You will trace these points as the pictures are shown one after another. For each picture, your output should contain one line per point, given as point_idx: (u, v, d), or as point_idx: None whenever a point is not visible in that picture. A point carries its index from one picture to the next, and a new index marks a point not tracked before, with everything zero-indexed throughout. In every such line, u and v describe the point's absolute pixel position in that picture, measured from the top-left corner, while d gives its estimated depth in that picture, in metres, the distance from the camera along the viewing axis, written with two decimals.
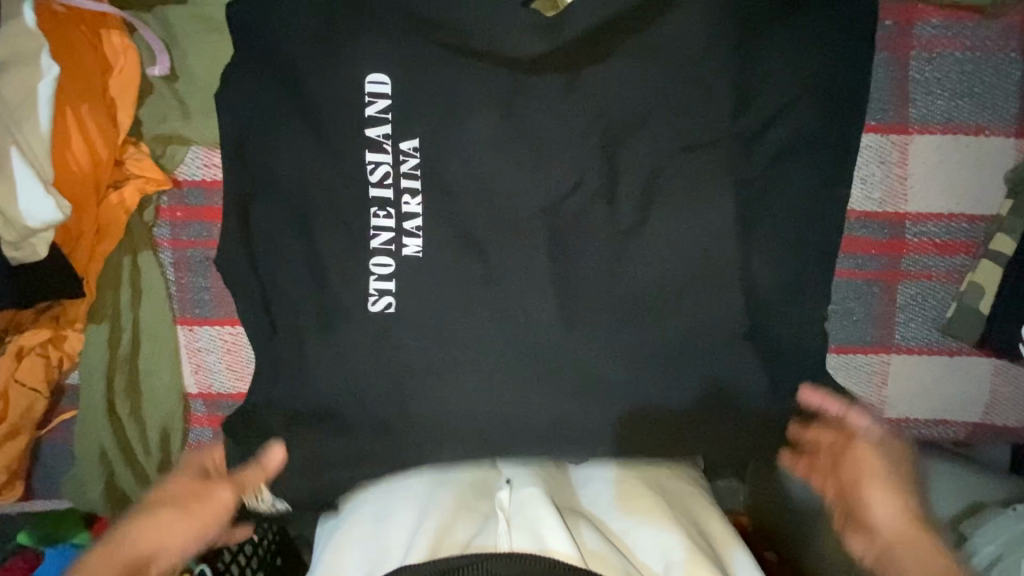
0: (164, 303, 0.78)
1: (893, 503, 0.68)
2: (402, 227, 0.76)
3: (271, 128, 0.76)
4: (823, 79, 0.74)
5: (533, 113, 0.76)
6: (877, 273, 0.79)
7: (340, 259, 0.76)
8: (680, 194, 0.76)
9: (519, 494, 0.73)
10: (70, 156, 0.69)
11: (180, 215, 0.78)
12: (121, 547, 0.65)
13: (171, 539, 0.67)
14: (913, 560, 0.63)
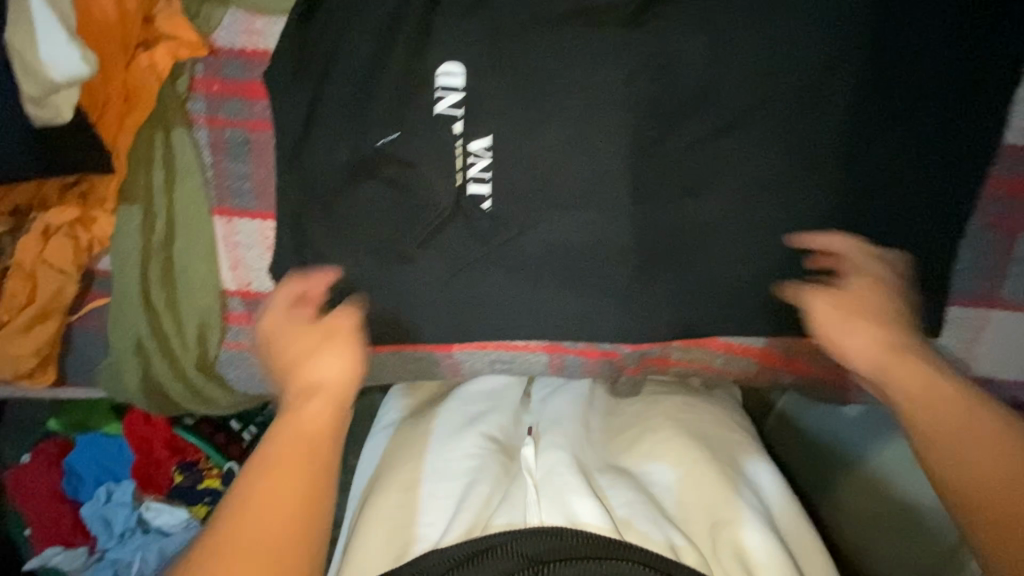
0: (200, 190, 0.70)
1: (871, 336, 0.57)
2: (468, 148, 0.70)
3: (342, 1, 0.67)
4: None
5: (629, 16, 0.69)
6: (1002, 219, 0.71)
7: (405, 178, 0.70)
8: (782, 115, 0.69)
9: (542, 454, 0.65)
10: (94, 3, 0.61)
11: (217, 89, 0.68)
12: (256, 469, 0.47)
13: (286, 440, 0.48)
14: (957, 422, 0.48)
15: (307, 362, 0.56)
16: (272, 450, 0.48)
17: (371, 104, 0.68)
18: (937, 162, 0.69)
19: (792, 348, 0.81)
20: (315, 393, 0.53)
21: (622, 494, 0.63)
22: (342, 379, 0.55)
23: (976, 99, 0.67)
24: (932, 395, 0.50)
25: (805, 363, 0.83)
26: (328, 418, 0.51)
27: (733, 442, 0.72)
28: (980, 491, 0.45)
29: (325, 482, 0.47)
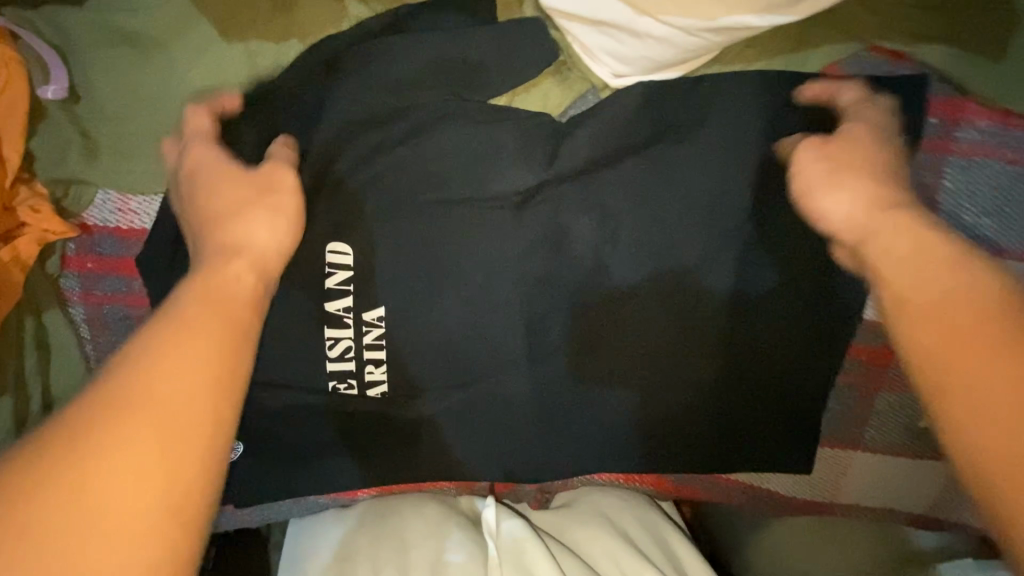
0: (78, 368, 0.67)
1: (869, 207, 0.53)
2: (360, 317, 0.70)
3: None
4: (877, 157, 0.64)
5: (523, 185, 0.69)
6: (858, 378, 0.77)
7: (301, 347, 0.71)
8: (670, 286, 0.72)
9: (507, 530, 0.80)
10: None
11: (90, 266, 0.65)
12: (160, 356, 0.40)
13: (199, 312, 0.44)
14: (944, 314, 0.43)
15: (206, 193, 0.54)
16: (157, 380, 0.39)
17: (262, 281, 0.68)
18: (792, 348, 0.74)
19: (682, 479, 0.89)
20: (242, 249, 0.51)
21: (609, 564, 0.80)
22: (279, 213, 0.56)
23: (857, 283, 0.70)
24: (919, 284, 0.45)
25: (696, 490, 0.90)
26: (235, 330, 0.44)
27: (657, 530, 0.86)
28: (977, 425, 0.39)
29: (225, 433, 0.41)
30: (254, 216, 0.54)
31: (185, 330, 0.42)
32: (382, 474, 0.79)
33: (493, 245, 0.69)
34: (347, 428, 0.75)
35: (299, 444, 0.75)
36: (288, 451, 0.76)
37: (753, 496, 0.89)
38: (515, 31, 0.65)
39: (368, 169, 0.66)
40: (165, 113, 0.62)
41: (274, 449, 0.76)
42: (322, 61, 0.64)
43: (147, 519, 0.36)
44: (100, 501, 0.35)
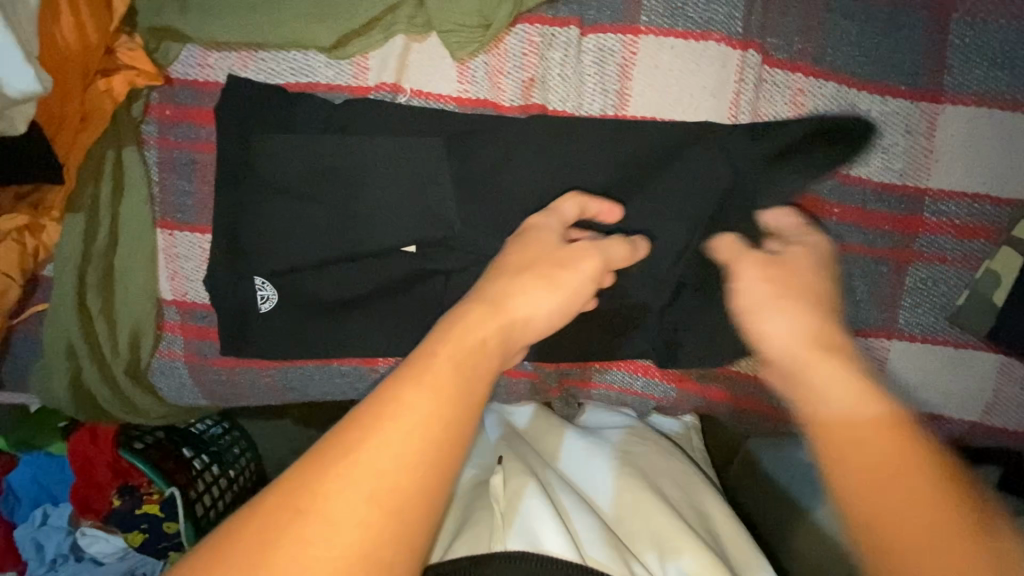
0: (146, 204, 0.76)
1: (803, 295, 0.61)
2: (394, 165, 0.74)
3: (279, 35, 0.72)
4: (883, 17, 0.69)
5: (549, 49, 0.74)
6: (886, 252, 0.74)
7: (333, 195, 0.75)
8: (688, 147, 0.73)
9: (510, 481, 0.67)
10: (57, 32, 0.66)
11: (169, 114, 0.75)
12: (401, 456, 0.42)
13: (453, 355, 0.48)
14: (885, 475, 0.46)
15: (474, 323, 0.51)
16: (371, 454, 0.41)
17: (304, 129, 0.74)
18: (829, 221, 0.74)
19: (710, 377, 0.83)
20: None
21: (646, 529, 0.67)
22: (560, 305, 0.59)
23: (875, 149, 0.72)
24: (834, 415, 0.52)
25: (727, 393, 0.84)
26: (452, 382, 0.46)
27: (695, 490, 0.74)
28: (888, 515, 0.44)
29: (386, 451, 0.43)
30: (521, 303, 0.56)
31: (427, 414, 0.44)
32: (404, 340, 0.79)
33: (522, 107, 0.76)
34: (370, 285, 0.78)
35: (327, 299, 0.78)
36: (314, 305, 0.78)
37: (786, 399, 0.82)
38: None
39: (411, 30, 0.74)
40: None
41: (302, 303, 0.78)
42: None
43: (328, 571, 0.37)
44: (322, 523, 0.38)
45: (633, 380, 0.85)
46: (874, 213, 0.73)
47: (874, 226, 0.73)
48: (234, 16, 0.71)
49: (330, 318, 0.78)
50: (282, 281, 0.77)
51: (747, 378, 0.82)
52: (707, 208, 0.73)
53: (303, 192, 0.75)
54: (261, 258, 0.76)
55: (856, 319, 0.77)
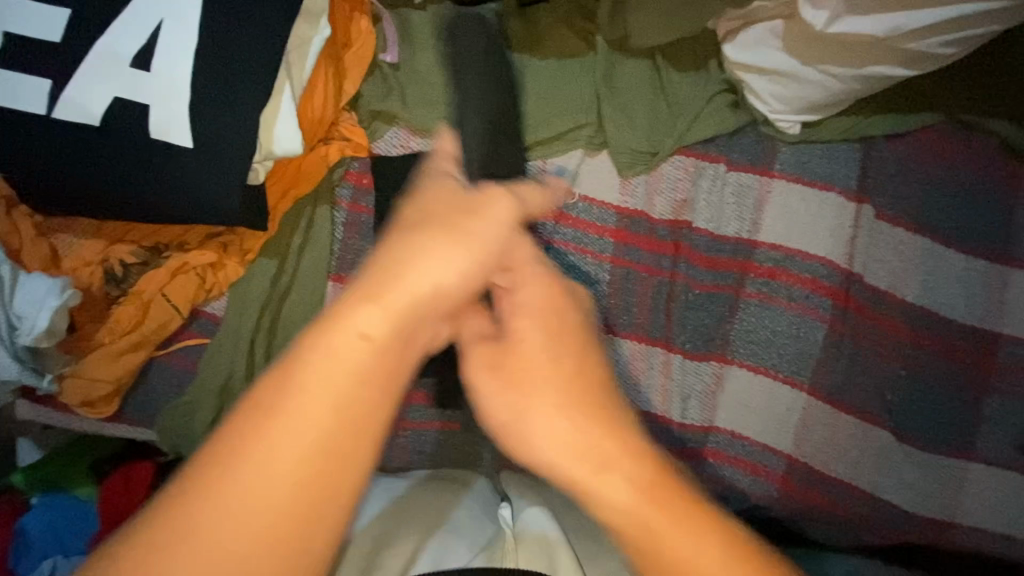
0: (326, 258, 0.81)
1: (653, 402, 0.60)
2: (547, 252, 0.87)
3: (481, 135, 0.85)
4: (965, 193, 0.87)
5: (699, 178, 0.88)
6: (967, 380, 0.86)
7: None
8: (804, 272, 0.88)
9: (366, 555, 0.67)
10: (307, 106, 0.77)
11: (366, 182, 0.83)
12: (259, 461, 0.37)
13: (373, 362, 0.40)
14: None
15: (423, 269, 0.45)
16: (248, 460, 0.37)
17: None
18: (918, 349, 0.87)
19: (809, 479, 0.87)
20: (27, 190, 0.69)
21: None
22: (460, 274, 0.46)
23: (957, 297, 0.87)
24: None
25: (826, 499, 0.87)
26: (378, 371, 0.41)
27: None
28: None
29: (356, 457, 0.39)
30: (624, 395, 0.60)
31: (288, 415, 0.38)
32: None
33: (670, 222, 0.88)
34: None
35: None
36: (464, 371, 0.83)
37: (875, 504, 0.86)
38: (698, 81, 0.88)
39: (587, 146, 0.88)
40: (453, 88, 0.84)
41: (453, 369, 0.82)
42: (560, 66, 0.87)
43: (252, 537, 0.36)
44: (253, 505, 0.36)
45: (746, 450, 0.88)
46: (956, 346, 0.87)
47: (955, 359, 0.86)
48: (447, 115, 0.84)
49: None
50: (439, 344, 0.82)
51: (841, 488, 0.87)
52: (810, 326, 0.88)
53: None
54: None
55: (940, 438, 0.86)
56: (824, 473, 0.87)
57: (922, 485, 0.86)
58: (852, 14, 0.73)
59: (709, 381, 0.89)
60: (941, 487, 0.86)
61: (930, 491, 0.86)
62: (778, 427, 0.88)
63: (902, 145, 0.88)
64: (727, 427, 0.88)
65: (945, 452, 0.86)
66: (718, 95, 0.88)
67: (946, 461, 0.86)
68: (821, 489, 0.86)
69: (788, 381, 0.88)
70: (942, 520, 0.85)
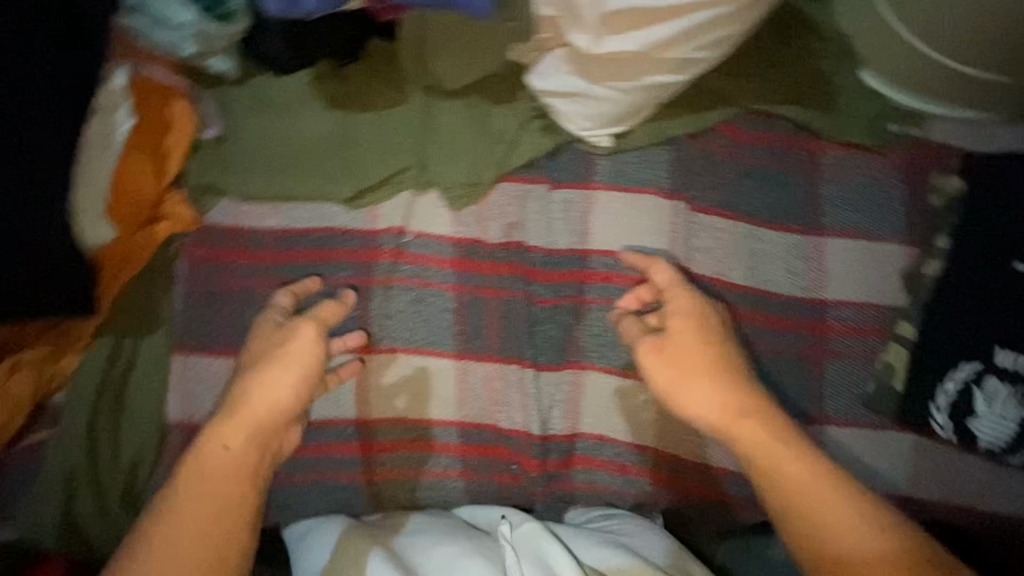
0: (168, 333, 0.84)
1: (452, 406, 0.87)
2: (390, 290, 0.89)
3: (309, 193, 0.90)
4: (770, 177, 0.94)
5: (525, 202, 0.94)
6: (804, 349, 0.91)
7: (345, 319, 0.88)
8: (637, 272, 0.93)
9: None
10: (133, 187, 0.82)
11: (201, 253, 0.86)
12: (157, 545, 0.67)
13: (222, 462, 0.72)
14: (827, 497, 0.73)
15: (267, 392, 0.76)
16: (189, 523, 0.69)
17: (327, 268, 0.89)
18: (754, 328, 0.91)
19: (676, 467, 0.92)
20: None
21: None
22: None
23: (780, 273, 0.92)
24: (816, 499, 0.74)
25: (691, 482, 0.93)
26: (239, 468, 0.73)
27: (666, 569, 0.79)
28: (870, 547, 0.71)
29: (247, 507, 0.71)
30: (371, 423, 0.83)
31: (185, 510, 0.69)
32: (406, 446, 0.89)
33: (505, 245, 0.93)
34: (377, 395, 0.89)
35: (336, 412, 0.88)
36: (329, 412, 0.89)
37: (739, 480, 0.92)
38: (509, 111, 0.94)
39: (414, 186, 0.92)
40: (276, 153, 0.90)
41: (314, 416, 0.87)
42: (378, 116, 0.93)
43: None
44: (171, 531, 0.68)
45: (614, 452, 0.93)
46: (788, 318, 0.91)
47: (789, 331, 0.91)
48: (272, 181, 0.89)
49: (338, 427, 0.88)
50: None
51: (707, 469, 0.93)
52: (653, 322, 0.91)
53: (322, 318, 0.88)
54: None
55: (787, 408, 0.91)
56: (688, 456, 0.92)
57: None
58: (611, 36, 0.79)
59: (569, 389, 0.93)
60: None
61: None
62: (639, 421, 0.93)
63: (706, 143, 0.95)
64: (593, 432, 0.93)
65: (794, 420, 0.91)
66: (531, 121, 0.95)
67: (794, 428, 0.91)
68: (689, 474, 0.92)
69: (638, 377, 0.92)
70: None
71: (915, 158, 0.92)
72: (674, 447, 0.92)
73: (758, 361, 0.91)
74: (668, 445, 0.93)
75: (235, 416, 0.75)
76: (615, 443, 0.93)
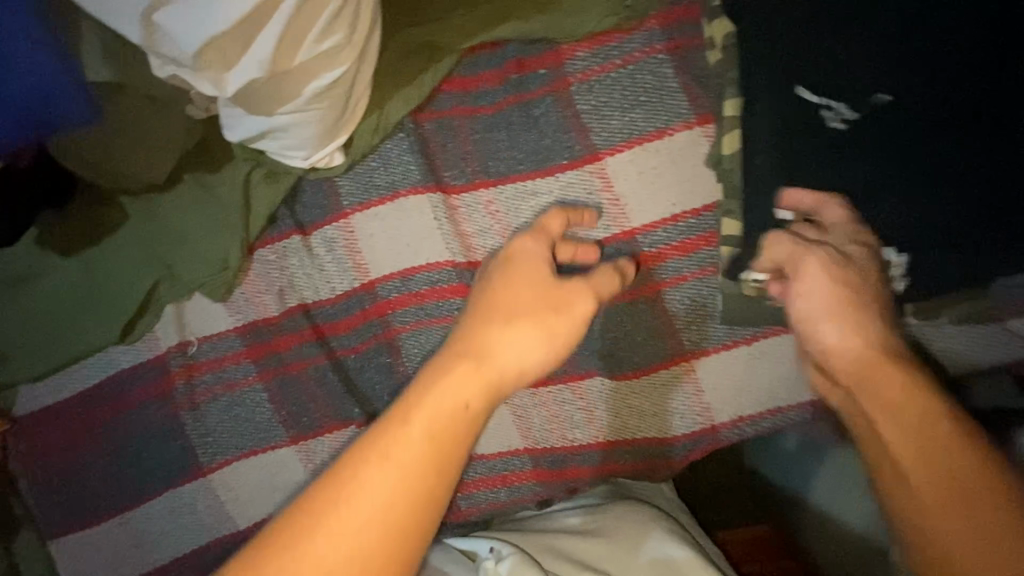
0: (33, 530, 0.88)
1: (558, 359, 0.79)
2: (200, 404, 0.88)
3: (85, 349, 0.87)
4: (520, 116, 0.78)
5: (288, 261, 0.86)
6: (631, 291, 0.78)
7: (175, 449, 0.88)
8: (425, 284, 0.83)
9: None
10: None
11: (25, 446, 0.88)
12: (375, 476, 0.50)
13: (467, 390, 0.56)
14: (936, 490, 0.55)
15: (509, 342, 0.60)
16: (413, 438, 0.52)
17: (138, 410, 0.88)
18: None
19: (555, 459, 0.85)
20: None
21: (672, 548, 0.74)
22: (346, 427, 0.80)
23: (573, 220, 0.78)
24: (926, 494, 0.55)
25: (576, 467, 0.85)
26: (466, 421, 0.55)
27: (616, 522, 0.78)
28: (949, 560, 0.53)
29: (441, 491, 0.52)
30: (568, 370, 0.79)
31: (392, 450, 0.51)
32: None
33: (288, 315, 0.87)
34: (239, 505, 0.89)
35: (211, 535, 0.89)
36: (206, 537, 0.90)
37: (625, 449, 0.83)
38: (226, 177, 0.85)
39: (176, 297, 0.87)
40: (38, 325, 0.88)
41: (193, 546, 0.89)
42: (112, 244, 0.87)
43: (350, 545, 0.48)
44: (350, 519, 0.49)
45: (485, 469, 0.87)
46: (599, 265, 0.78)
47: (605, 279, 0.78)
48: (48, 353, 0.87)
49: (219, 546, 0.90)
50: (167, 534, 0.89)
51: (587, 448, 0.84)
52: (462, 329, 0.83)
53: (156, 458, 0.88)
54: (148, 522, 0.89)
55: (637, 362, 0.80)
56: (563, 445, 0.84)
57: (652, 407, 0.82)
58: (223, 74, 0.66)
59: None
60: (665, 402, 0.81)
61: (656, 410, 0.81)
62: (495, 430, 0.85)
63: (437, 112, 0.81)
64: None
65: (652, 369, 0.80)
66: (251, 175, 0.85)
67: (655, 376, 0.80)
68: (570, 462, 0.85)
69: None
70: (684, 429, 0.82)
71: (673, 15, 0.73)
72: (544, 441, 0.84)
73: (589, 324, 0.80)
74: (536, 440, 0.85)
75: (486, 351, 0.59)
76: (483, 460, 0.87)
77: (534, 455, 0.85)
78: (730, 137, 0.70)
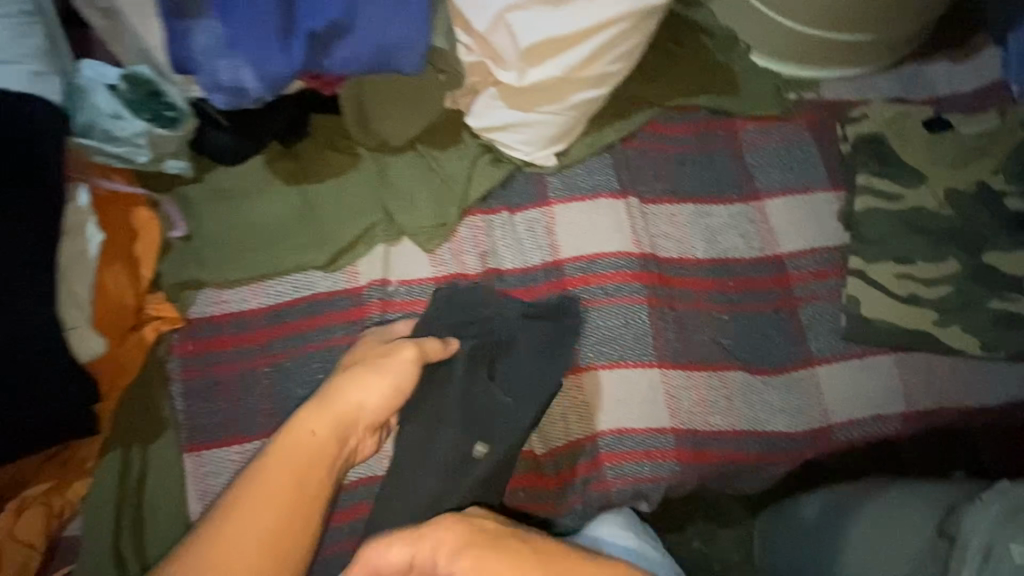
0: (174, 435, 0.84)
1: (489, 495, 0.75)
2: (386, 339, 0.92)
3: (288, 266, 0.93)
4: (703, 160, 1.04)
5: (493, 231, 1.00)
6: (775, 302, 1.00)
7: None
8: (610, 269, 0.99)
9: None
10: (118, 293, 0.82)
11: (192, 347, 0.88)
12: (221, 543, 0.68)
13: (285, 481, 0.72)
14: None
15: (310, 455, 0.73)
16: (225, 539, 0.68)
17: (321, 333, 0.91)
18: (725, 294, 1.00)
19: (697, 441, 0.95)
20: None
21: None
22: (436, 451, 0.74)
23: (736, 240, 1.01)
24: None
25: (712, 451, 0.96)
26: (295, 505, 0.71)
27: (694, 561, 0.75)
28: None
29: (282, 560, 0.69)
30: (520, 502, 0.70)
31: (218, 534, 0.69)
32: None
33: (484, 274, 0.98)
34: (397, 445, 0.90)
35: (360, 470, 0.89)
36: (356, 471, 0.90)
37: (757, 438, 0.96)
38: (458, 153, 1.01)
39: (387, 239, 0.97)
40: (249, 235, 0.93)
41: None
42: (338, 183, 0.97)
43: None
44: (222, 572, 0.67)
45: (634, 443, 0.94)
46: (753, 277, 1.00)
47: (756, 289, 1.00)
48: (251, 263, 0.91)
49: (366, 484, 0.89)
50: None
51: (725, 433, 0.96)
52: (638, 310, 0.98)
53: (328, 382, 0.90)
54: None
55: (773, 361, 0.99)
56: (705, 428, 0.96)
57: (781, 403, 0.98)
58: (532, 67, 0.88)
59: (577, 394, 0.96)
60: (794, 399, 0.98)
61: (785, 405, 0.97)
62: (649, 407, 0.96)
63: (639, 143, 1.04)
64: (610, 429, 0.94)
65: (784, 368, 0.99)
66: (479, 156, 1.01)
67: (787, 375, 0.98)
68: (710, 445, 0.95)
69: (636, 364, 0.97)
70: (806, 426, 0.97)
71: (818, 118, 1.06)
72: (690, 422, 0.96)
73: (740, 324, 0.99)
74: (683, 421, 0.96)
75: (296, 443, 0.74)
76: (633, 434, 0.95)
77: (679, 435, 0.95)
78: (862, 200, 0.99)
